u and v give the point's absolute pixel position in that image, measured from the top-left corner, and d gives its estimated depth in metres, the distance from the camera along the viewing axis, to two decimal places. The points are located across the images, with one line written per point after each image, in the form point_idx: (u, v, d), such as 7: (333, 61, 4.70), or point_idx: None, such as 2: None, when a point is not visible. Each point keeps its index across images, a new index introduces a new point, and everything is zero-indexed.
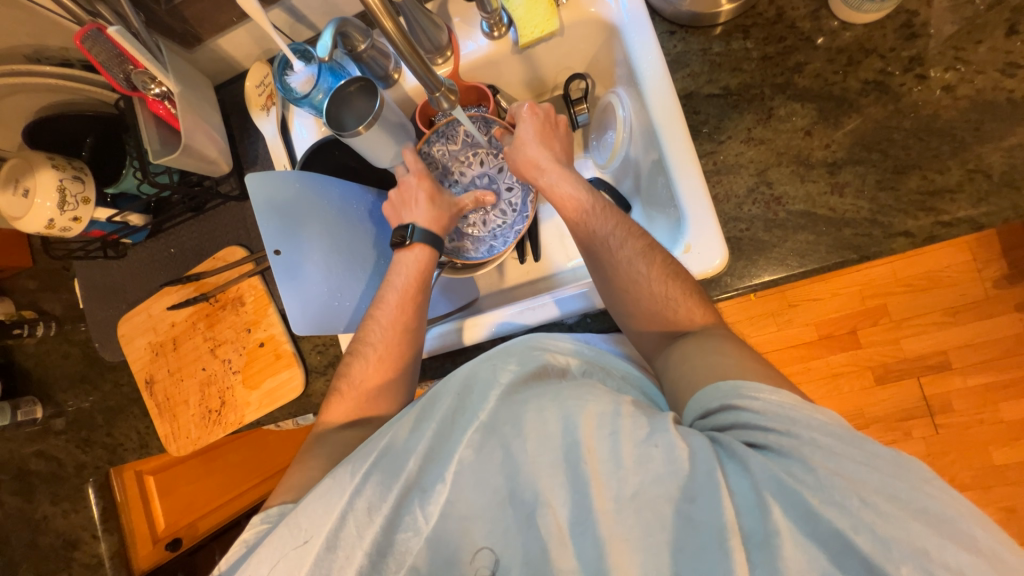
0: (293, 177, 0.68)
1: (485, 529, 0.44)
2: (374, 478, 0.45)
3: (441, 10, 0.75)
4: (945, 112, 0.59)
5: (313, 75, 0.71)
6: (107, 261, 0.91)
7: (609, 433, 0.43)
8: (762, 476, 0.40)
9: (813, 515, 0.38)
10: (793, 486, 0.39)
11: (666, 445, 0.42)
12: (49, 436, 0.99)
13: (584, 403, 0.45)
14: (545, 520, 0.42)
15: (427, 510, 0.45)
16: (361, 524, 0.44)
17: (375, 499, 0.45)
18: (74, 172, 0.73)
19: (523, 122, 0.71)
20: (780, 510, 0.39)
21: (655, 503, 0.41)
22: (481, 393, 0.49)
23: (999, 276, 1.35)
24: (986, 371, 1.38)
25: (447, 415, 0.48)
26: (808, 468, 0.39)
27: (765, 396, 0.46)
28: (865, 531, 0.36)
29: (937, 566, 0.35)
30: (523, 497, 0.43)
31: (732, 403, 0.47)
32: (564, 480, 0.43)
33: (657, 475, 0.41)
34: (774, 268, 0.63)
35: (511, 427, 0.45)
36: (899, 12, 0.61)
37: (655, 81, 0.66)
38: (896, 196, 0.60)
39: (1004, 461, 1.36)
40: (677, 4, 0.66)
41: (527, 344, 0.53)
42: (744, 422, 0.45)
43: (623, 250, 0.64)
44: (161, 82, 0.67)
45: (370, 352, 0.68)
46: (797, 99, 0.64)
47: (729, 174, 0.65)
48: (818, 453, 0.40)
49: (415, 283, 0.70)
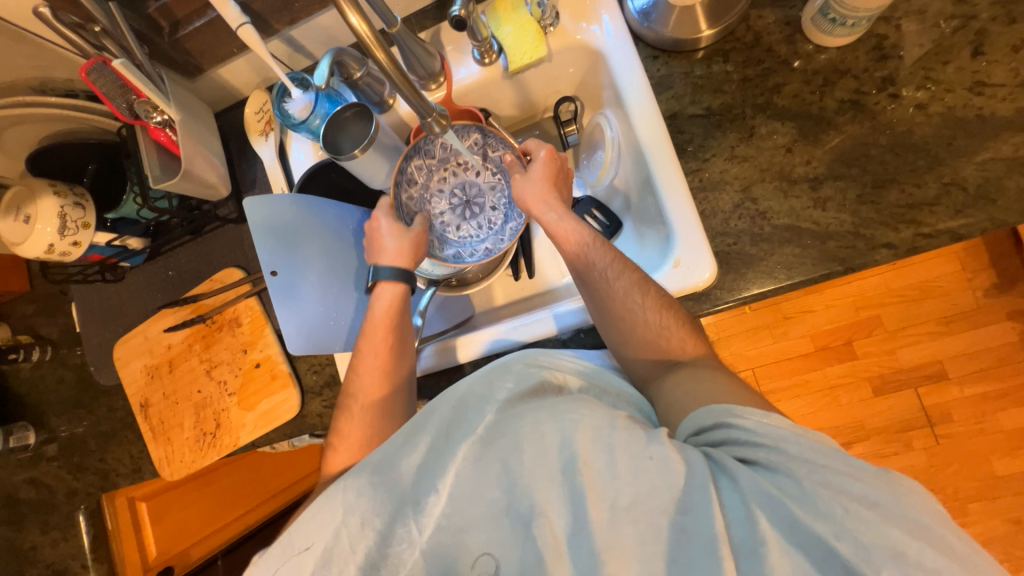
0: (290, 201, 0.69)
1: (479, 538, 0.44)
2: (367, 490, 0.45)
3: (434, 38, 0.78)
4: (919, 128, 0.62)
5: (310, 102, 0.73)
6: (105, 285, 0.91)
7: (604, 445, 0.43)
8: (750, 490, 0.40)
9: (798, 525, 0.38)
10: (780, 499, 0.39)
11: (661, 456, 0.42)
12: (40, 463, 0.98)
13: (580, 418, 0.45)
14: (541, 530, 0.41)
15: (419, 522, 0.44)
16: (354, 537, 0.44)
17: (369, 514, 0.45)
18: (75, 198, 0.75)
19: (540, 164, 0.71)
20: (767, 521, 0.39)
21: (650, 514, 0.41)
22: (478, 408, 0.49)
23: (988, 285, 1.37)
24: (982, 381, 1.38)
25: (443, 429, 0.48)
26: (795, 481, 0.40)
27: (757, 416, 0.47)
28: (848, 538, 0.37)
29: (913, 567, 0.36)
30: (519, 509, 0.43)
31: (724, 421, 0.48)
32: (561, 491, 0.42)
33: (652, 485, 0.41)
34: (762, 281, 0.65)
35: (507, 440, 0.45)
36: (870, 36, 0.65)
37: (642, 103, 0.68)
38: (877, 209, 0.62)
39: (1007, 471, 1.35)
40: (659, 30, 0.69)
41: (525, 361, 0.53)
42: (734, 438, 0.46)
43: (619, 280, 0.64)
44: (163, 111, 0.70)
45: (352, 404, 0.68)
46: (777, 118, 0.66)
47: (715, 191, 0.67)
48: (806, 468, 0.41)
49: (394, 318, 0.70)
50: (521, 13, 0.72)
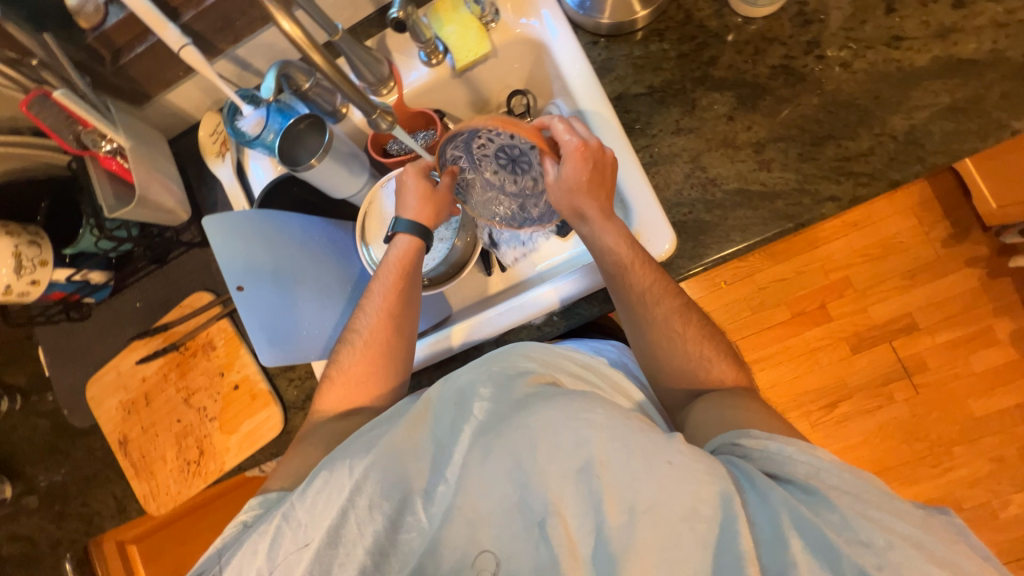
0: (248, 217, 0.69)
1: (491, 538, 0.44)
2: (375, 477, 0.48)
3: (380, 46, 0.79)
4: (846, 85, 0.65)
5: (263, 117, 0.75)
6: (72, 324, 0.90)
7: (621, 445, 0.43)
8: (788, 512, 0.41)
9: (834, 553, 0.39)
10: (818, 524, 0.41)
11: (680, 462, 0.42)
12: (21, 516, 0.95)
13: (594, 417, 0.45)
14: (555, 529, 0.42)
15: (429, 511, 0.48)
16: (362, 522, 0.47)
17: (377, 497, 0.47)
18: (30, 237, 0.73)
19: (570, 166, 0.63)
20: (798, 542, 0.40)
21: (669, 519, 0.41)
22: (484, 402, 0.51)
23: (944, 236, 1.44)
24: (950, 327, 1.44)
25: (450, 420, 0.52)
26: (835, 509, 0.41)
27: (801, 444, 0.47)
28: (889, 570, 0.38)
29: None
30: (533, 507, 0.43)
31: (766, 445, 0.48)
32: (576, 491, 0.43)
33: (668, 488, 0.41)
34: (719, 246, 0.67)
35: (519, 433, 0.46)
36: (792, 3, 0.68)
37: (587, 87, 0.71)
38: (818, 165, 0.65)
39: (984, 412, 1.41)
40: (596, 18, 0.72)
41: (506, 352, 0.55)
42: (775, 464, 0.47)
43: (659, 308, 0.64)
44: (111, 138, 0.70)
45: (357, 339, 0.70)
46: (716, 89, 0.69)
47: (666, 164, 0.70)
48: (848, 498, 0.42)
49: (409, 266, 0.71)
50: (461, 12, 0.74)
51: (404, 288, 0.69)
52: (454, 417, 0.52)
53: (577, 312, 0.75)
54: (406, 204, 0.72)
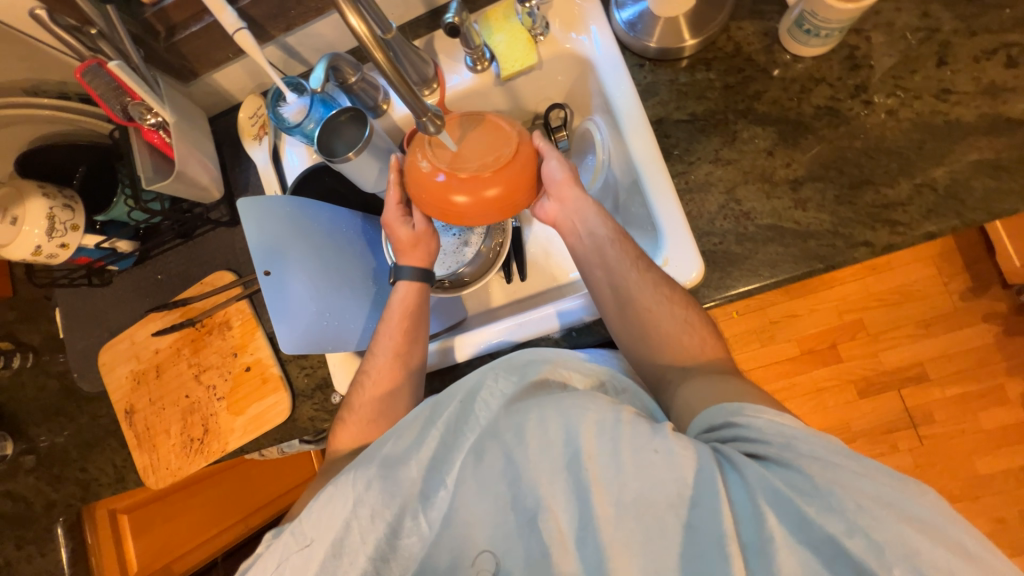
0: (283, 203, 0.70)
1: (489, 534, 0.45)
2: (376, 488, 0.48)
3: (427, 47, 0.80)
4: (890, 132, 0.65)
5: (305, 106, 0.75)
6: (92, 289, 0.90)
7: (610, 440, 0.43)
8: (758, 485, 0.41)
9: (806, 523, 0.39)
10: (792, 497, 0.40)
11: (667, 451, 0.42)
12: (18, 474, 0.95)
13: (584, 412, 0.44)
14: (546, 524, 0.43)
15: (428, 516, 0.48)
16: (365, 529, 0.47)
17: (380, 507, 0.47)
18: (64, 200, 0.74)
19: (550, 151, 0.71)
20: (774, 519, 0.40)
21: (654, 509, 0.41)
22: (487, 404, 0.50)
23: (964, 289, 1.43)
24: (961, 381, 1.42)
25: (448, 422, 0.50)
26: (807, 478, 0.40)
27: (769, 412, 0.47)
28: (860, 535, 0.37)
29: (926, 566, 0.36)
30: (526, 503, 0.44)
31: (735, 419, 0.48)
32: (567, 487, 0.43)
33: (656, 480, 0.41)
34: (747, 279, 0.67)
35: (512, 433, 0.46)
36: (842, 46, 0.68)
37: (629, 107, 0.71)
38: (854, 210, 0.65)
39: (989, 470, 1.39)
40: (644, 40, 0.72)
41: (527, 356, 0.52)
42: (743, 436, 0.46)
43: (647, 274, 0.65)
44: (156, 112, 0.71)
45: (365, 380, 0.70)
46: (758, 123, 0.69)
47: (701, 192, 0.70)
48: (818, 464, 0.41)
49: (414, 306, 0.72)
50: (513, 22, 0.75)
51: (411, 319, 0.71)
52: (450, 417, 0.50)
53: (595, 329, 0.75)
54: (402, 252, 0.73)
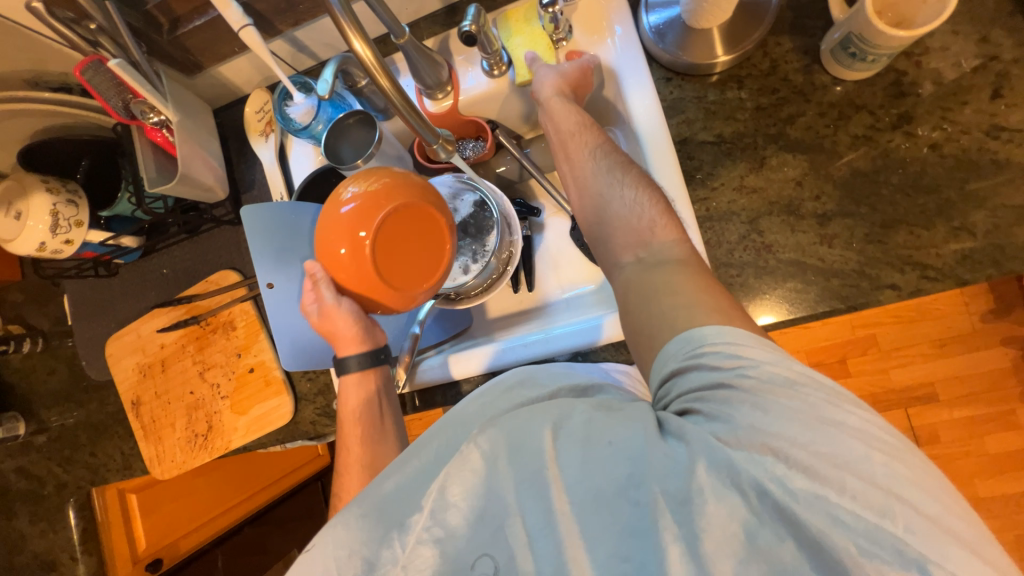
0: (291, 207, 0.68)
1: (460, 547, 0.41)
2: (356, 511, 0.44)
3: (442, 46, 0.76)
4: (931, 169, 0.61)
5: (313, 107, 0.72)
6: (99, 280, 0.90)
7: (574, 442, 0.41)
8: (693, 442, 0.39)
9: (732, 469, 0.37)
10: (720, 448, 0.38)
11: (622, 442, 0.40)
12: (30, 453, 0.98)
13: (549, 414, 0.43)
14: (514, 529, 0.41)
15: (404, 541, 0.41)
16: (342, 567, 0.41)
17: (358, 543, 0.42)
18: (68, 195, 0.73)
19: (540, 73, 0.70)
20: (704, 472, 0.37)
21: (610, 497, 0.39)
22: (466, 425, 0.47)
23: (985, 310, 1.38)
24: (972, 404, 1.39)
25: (434, 447, 0.47)
26: (734, 427, 0.38)
27: (715, 347, 0.44)
28: (777, 479, 0.35)
29: (841, 509, 0.34)
30: (492, 512, 0.41)
31: (689, 364, 0.45)
32: (529, 491, 0.41)
33: (615, 474, 0.39)
34: (763, 315, 0.64)
35: (484, 438, 0.43)
36: (888, 71, 0.63)
37: (650, 119, 0.67)
38: (884, 250, 0.61)
39: (989, 494, 1.37)
40: (673, 52, 0.67)
41: (517, 381, 0.51)
42: (694, 384, 0.43)
43: (623, 184, 0.63)
44: (159, 111, 0.68)
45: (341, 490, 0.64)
46: (789, 150, 0.65)
47: (721, 221, 0.66)
48: (750, 411, 0.39)
49: (367, 398, 0.67)
50: (534, 26, 0.72)
51: (367, 402, 0.66)
52: (437, 446, 0.47)
53: (602, 354, 0.73)
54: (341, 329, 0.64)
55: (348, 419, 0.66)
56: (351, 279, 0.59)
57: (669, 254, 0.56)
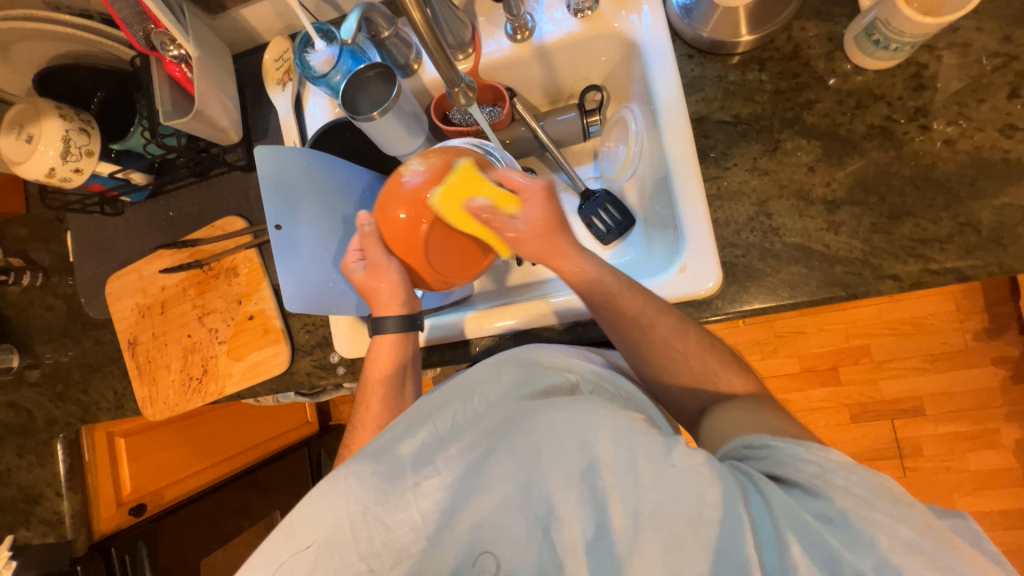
0: (302, 155, 0.68)
1: (491, 534, 0.44)
2: (370, 469, 0.47)
3: (467, 7, 0.76)
4: (943, 163, 0.61)
5: (333, 56, 0.71)
6: (104, 218, 0.90)
7: (626, 448, 0.42)
8: (786, 516, 0.38)
9: (836, 559, 0.36)
10: (818, 530, 0.38)
11: (685, 465, 0.40)
12: (22, 387, 0.98)
13: (600, 419, 0.44)
14: (560, 534, 0.42)
15: (421, 507, 0.45)
16: (358, 526, 0.45)
17: (370, 501, 0.45)
18: (81, 124, 0.73)
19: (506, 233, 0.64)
20: (799, 549, 0.37)
21: (671, 522, 0.39)
22: (485, 395, 0.52)
23: (979, 329, 1.39)
24: (957, 420, 1.40)
25: (448, 415, 0.50)
26: (837, 510, 0.38)
27: (817, 446, 0.43)
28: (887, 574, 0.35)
29: None
30: (537, 509, 0.43)
31: (773, 443, 0.45)
32: (579, 494, 0.42)
33: (674, 495, 0.39)
34: (764, 297, 0.65)
35: (524, 436, 0.45)
36: (909, 63, 0.63)
37: (670, 97, 0.67)
38: (889, 240, 0.62)
39: (967, 509, 1.39)
40: (698, 29, 0.68)
41: (529, 360, 0.56)
42: (778, 462, 0.43)
43: (653, 326, 0.60)
44: (179, 44, 0.69)
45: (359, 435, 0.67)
46: (804, 135, 0.65)
47: (731, 201, 0.67)
48: (853, 501, 0.38)
49: (397, 361, 0.68)
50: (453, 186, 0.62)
51: (395, 364, 0.68)
52: (453, 414, 0.50)
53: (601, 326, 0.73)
54: (382, 287, 0.67)
55: (373, 374, 0.67)
56: (405, 239, 0.65)
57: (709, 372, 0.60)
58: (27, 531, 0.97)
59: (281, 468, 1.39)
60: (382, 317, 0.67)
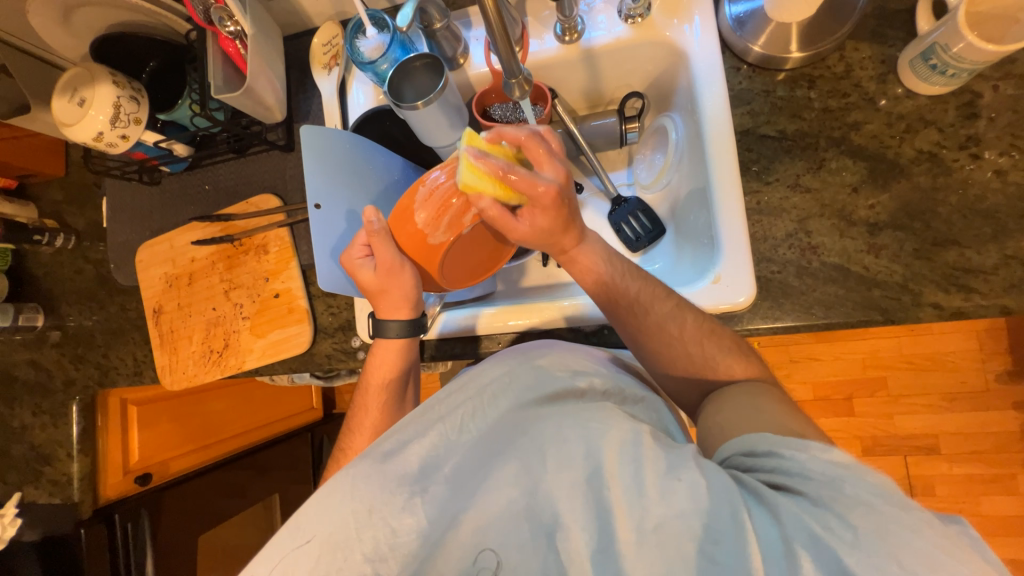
0: (345, 136, 0.69)
1: (496, 540, 0.43)
2: (376, 467, 0.46)
3: (518, 5, 0.77)
4: (993, 195, 0.60)
5: (383, 44, 0.72)
6: (140, 186, 0.91)
7: (631, 460, 0.42)
8: (793, 527, 0.37)
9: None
10: (827, 541, 0.36)
11: (691, 482, 0.40)
12: (43, 347, 0.99)
13: (607, 429, 0.45)
14: (566, 545, 0.42)
15: (430, 513, 0.45)
16: (362, 525, 0.44)
17: (377, 502, 0.45)
18: (132, 92, 0.74)
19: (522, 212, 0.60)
20: (809, 565, 0.36)
21: (676, 539, 0.39)
22: (495, 397, 0.52)
23: (1002, 370, 1.36)
24: (973, 463, 1.37)
25: (459, 415, 0.51)
26: (846, 523, 0.36)
27: (816, 447, 0.42)
28: None
29: None
30: (542, 517, 0.43)
31: (779, 450, 0.43)
32: (586, 503, 0.42)
33: (681, 511, 0.40)
34: (797, 315, 0.64)
35: (532, 441, 0.46)
36: (963, 91, 0.63)
37: (715, 109, 0.67)
38: (931, 267, 0.61)
39: None
40: (749, 42, 0.67)
41: (540, 367, 0.54)
42: (783, 468, 0.42)
43: (663, 314, 0.60)
44: (236, 21, 0.71)
45: (362, 428, 0.70)
46: (850, 155, 0.65)
47: (770, 216, 0.66)
48: (864, 513, 0.37)
49: (403, 367, 0.70)
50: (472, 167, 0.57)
51: (406, 372, 0.70)
52: (463, 414, 0.51)
53: None
54: (396, 294, 0.65)
55: (381, 374, 0.69)
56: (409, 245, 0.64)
57: (741, 376, 0.58)
58: (36, 490, 0.98)
59: (284, 450, 1.39)
60: (389, 321, 0.67)
